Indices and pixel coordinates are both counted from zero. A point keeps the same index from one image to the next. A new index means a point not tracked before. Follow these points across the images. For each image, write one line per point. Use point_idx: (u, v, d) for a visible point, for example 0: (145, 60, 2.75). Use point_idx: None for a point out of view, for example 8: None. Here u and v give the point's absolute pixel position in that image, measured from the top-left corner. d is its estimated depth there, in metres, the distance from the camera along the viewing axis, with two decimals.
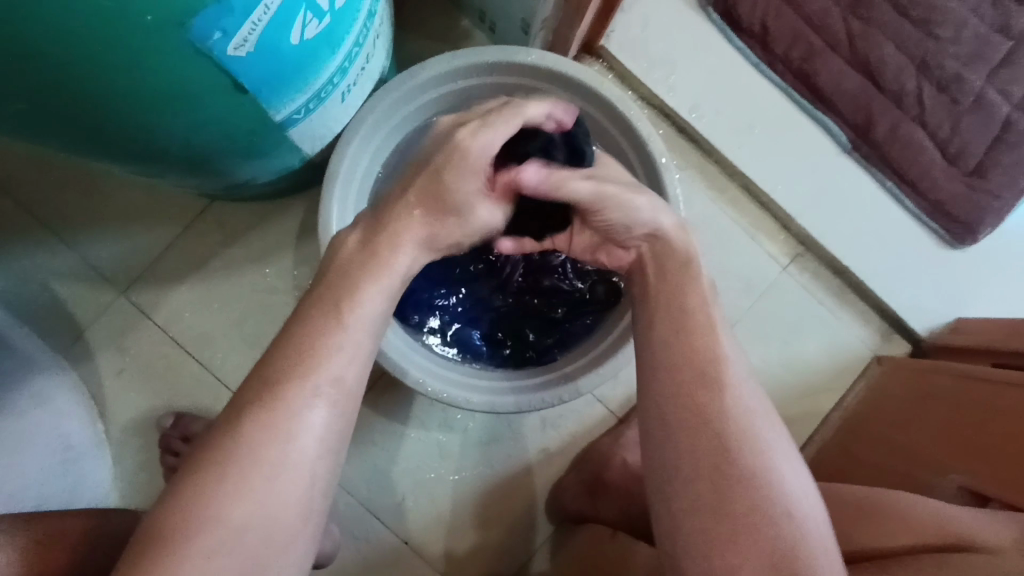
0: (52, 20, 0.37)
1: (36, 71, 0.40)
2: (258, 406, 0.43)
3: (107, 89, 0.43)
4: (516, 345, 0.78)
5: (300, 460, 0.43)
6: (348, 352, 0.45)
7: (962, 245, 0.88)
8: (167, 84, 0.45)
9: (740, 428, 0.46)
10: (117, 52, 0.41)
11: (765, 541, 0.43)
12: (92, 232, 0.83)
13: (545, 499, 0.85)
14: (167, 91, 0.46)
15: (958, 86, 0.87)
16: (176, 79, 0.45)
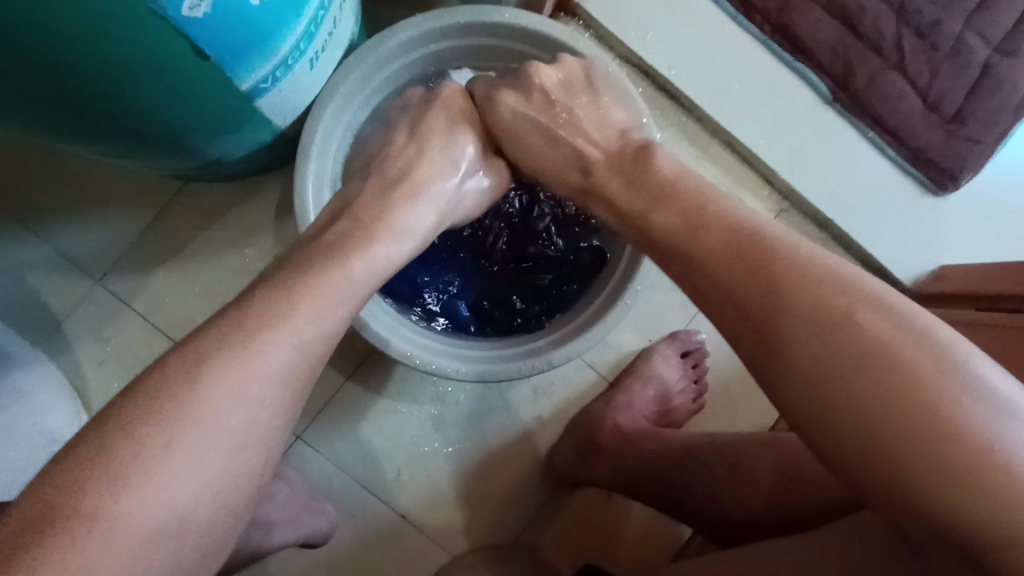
0: None
1: None
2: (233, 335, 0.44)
3: (57, 55, 0.41)
4: (504, 313, 0.78)
5: (263, 386, 0.44)
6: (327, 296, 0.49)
7: (944, 192, 0.88)
8: (121, 50, 0.43)
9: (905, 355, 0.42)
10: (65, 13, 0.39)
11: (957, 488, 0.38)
12: (63, 221, 0.81)
13: (540, 466, 0.86)
14: (122, 55, 0.43)
15: (937, 32, 0.86)
16: (131, 40, 0.43)
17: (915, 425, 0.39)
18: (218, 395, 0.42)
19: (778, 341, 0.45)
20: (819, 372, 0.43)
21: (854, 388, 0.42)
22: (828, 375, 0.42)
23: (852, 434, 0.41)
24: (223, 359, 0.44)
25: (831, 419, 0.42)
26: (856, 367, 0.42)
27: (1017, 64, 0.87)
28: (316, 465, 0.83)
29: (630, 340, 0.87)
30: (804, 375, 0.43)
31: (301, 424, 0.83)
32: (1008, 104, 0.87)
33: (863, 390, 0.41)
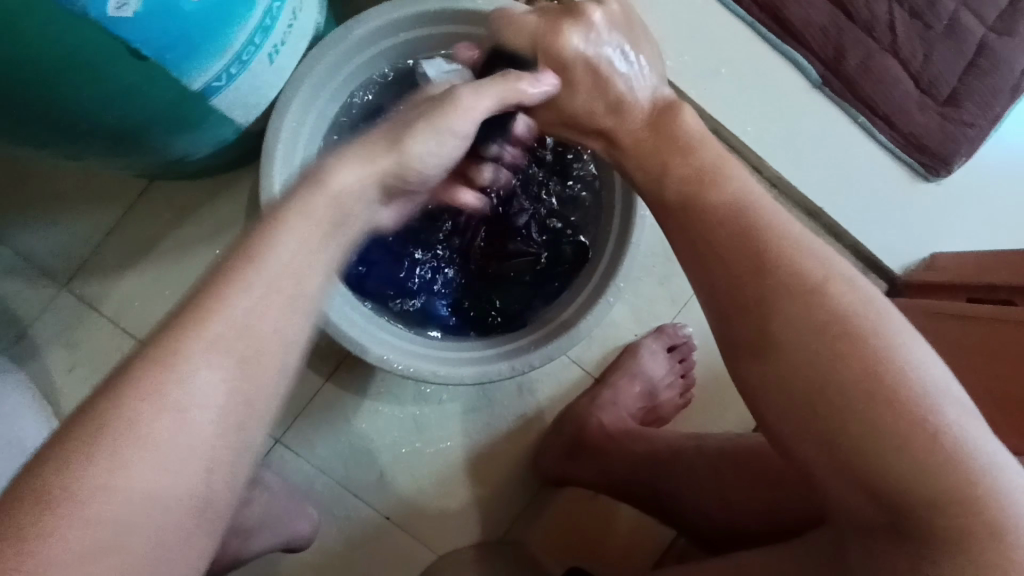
0: None
1: None
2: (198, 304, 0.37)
3: None
4: (484, 312, 0.75)
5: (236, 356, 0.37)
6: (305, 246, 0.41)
7: (936, 177, 0.86)
8: (52, 54, 0.42)
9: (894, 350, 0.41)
10: None
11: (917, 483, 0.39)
12: (26, 223, 0.78)
13: (526, 464, 0.84)
14: (53, 59, 0.42)
15: (931, 11, 0.82)
16: (59, 44, 0.42)
17: (880, 420, 0.40)
18: (145, 437, 0.34)
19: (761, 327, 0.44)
20: (790, 355, 0.42)
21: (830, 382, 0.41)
22: (800, 365, 0.42)
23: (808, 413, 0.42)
24: (139, 377, 0.35)
25: (790, 396, 0.42)
26: (830, 361, 0.41)
27: (1013, 43, 0.84)
28: (297, 469, 0.81)
29: (616, 335, 0.85)
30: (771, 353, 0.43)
31: (280, 428, 0.81)
32: (1004, 86, 0.84)
33: (834, 378, 0.41)
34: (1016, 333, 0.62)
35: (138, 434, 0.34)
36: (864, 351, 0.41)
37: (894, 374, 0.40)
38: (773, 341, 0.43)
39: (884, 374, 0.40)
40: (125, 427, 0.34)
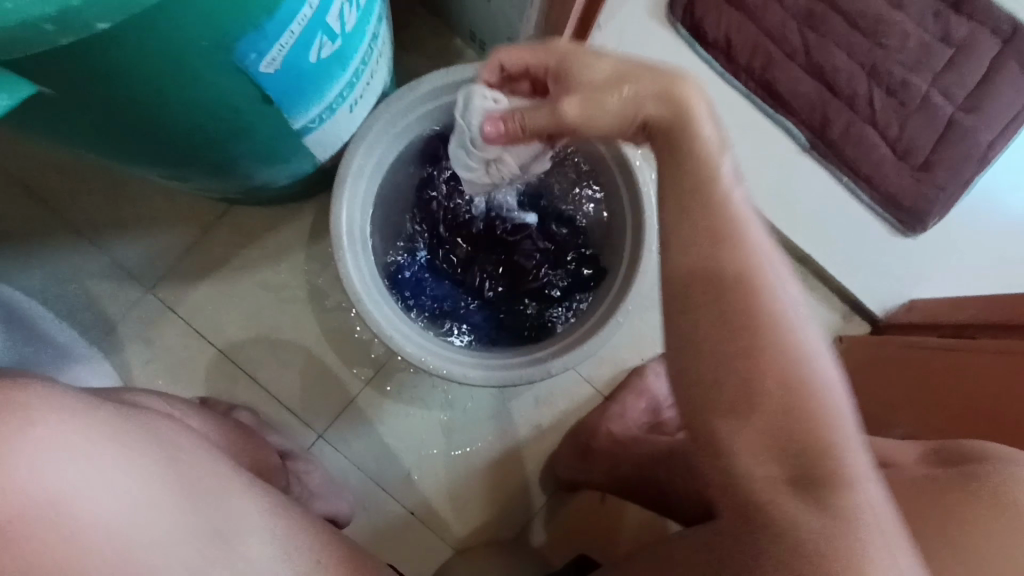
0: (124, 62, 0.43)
1: (98, 96, 0.46)
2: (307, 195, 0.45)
3: (153, 101, 0.48)
4: (510, 330, 0.87)
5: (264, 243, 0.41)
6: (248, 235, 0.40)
7: (913, 232, 0.97)
8: (199, 104, 0.51)
9: (762, 342, 0.45)
10: (165, 79, 0.46)
11: (822, 448, 0.44)
12: (122, 235, 0.92)
13: (541, 470, 0.93)
14: (204, 106, 0.52)
15: (904, 91, 0.98)
16: (217, 96, 0.51)
17: (807, 416, 0.44)
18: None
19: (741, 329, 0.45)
20: (763, 351, 0.45)
21: (770, 380, 0.44)
22: (794, 395, 0.44)
23: (762, 410, 0.44)
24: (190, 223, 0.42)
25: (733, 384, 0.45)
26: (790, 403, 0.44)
27: (979, 120, 0.98)
28: (336, 461, 0.91)
29: (624, 358, 0.95)
30: (746, 338, 0.45)
31: (323, 423, 0.91)
32: (972, 156, 0.97)
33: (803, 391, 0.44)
34: (983, 358, 0.71)
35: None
36: (781, 375, 0.44)
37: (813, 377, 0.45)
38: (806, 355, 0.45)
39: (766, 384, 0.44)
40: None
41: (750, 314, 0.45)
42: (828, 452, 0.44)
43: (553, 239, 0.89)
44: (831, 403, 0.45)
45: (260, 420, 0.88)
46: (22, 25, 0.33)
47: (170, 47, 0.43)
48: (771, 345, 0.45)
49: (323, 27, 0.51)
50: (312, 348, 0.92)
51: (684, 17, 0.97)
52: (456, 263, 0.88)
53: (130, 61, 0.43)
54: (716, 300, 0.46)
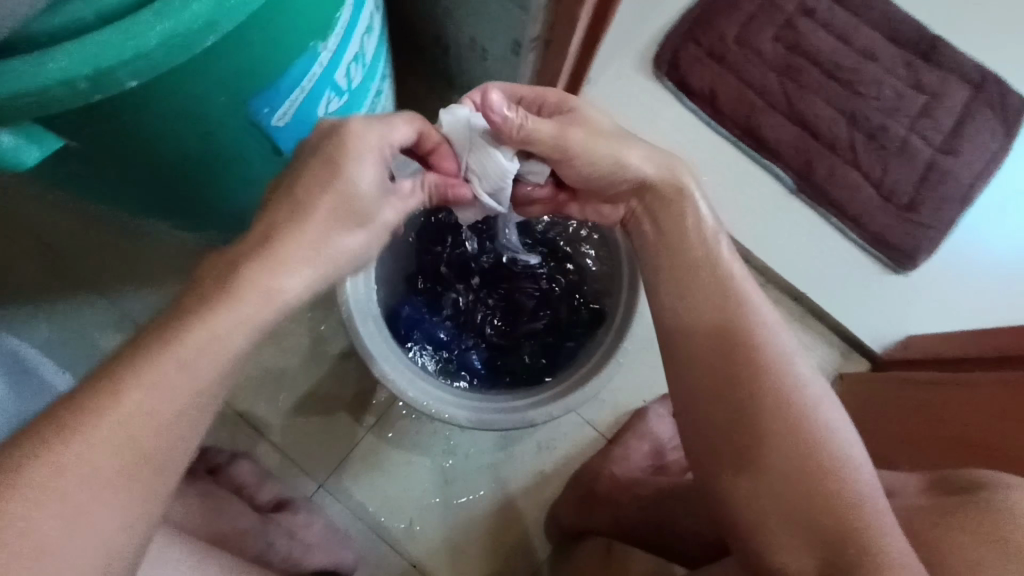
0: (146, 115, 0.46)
1: (120, 149, 0.48)
2: (275, 236, 0.47)
3: (170, 154, 0.51)
4: (511, 372, 0.87)
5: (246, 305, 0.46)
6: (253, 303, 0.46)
7: (903, 269, 0.99)
8: (214, 156, 0.54)
9: (768, 422, 0.49)
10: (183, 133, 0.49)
11: (846, 521, 0.46)
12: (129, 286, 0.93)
13: (545, 517, 0.92)
14: (217, 159, 0.55)
15: (883, 135, 1.02)
16: (230, 149, 0.54)
17: (826, 490, 0.47)
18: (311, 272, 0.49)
19: (751, 415, 0.49)
20: (766, 432, 0.49)
21: (781, 461, 0.48)
22: (804, 470, 0.47)
23: (782, 493, 0.47)
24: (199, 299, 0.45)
25: (745, 468, 0.49)
26: (801, 478, 0.47)
27: (958, 161, 1.02)
28: (337, 511, 0.90)
29: (626, 400, 0.95)
30: (756, 421, 0.49)
31: (323, 472, 0.91)
32: (953, 196, 1.01)
33: (815, 466, 0.47)
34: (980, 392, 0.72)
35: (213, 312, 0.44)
36: (797, 455, 0.48)
37: (825, 450, 0.48)
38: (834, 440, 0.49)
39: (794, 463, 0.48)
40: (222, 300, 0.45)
41: (757, 400, 0.50)
42: (849, 528, 0.46)
43: (550, 282, 0.90)
44: (848, 472, 0.47)
45: (261, 470, 0.88)
46: (59, 83, 0.36)
47: (189, 103, 0.46)
48: (777, 426, 0.49)
49: (331, 83, 0.55)
50: (314, 395, 0.92)
51: (670, 71, 1.02)
52: (455, 302, 0.90)
53: (152, 118, 0.46)
54: (721, 376, 0.51)
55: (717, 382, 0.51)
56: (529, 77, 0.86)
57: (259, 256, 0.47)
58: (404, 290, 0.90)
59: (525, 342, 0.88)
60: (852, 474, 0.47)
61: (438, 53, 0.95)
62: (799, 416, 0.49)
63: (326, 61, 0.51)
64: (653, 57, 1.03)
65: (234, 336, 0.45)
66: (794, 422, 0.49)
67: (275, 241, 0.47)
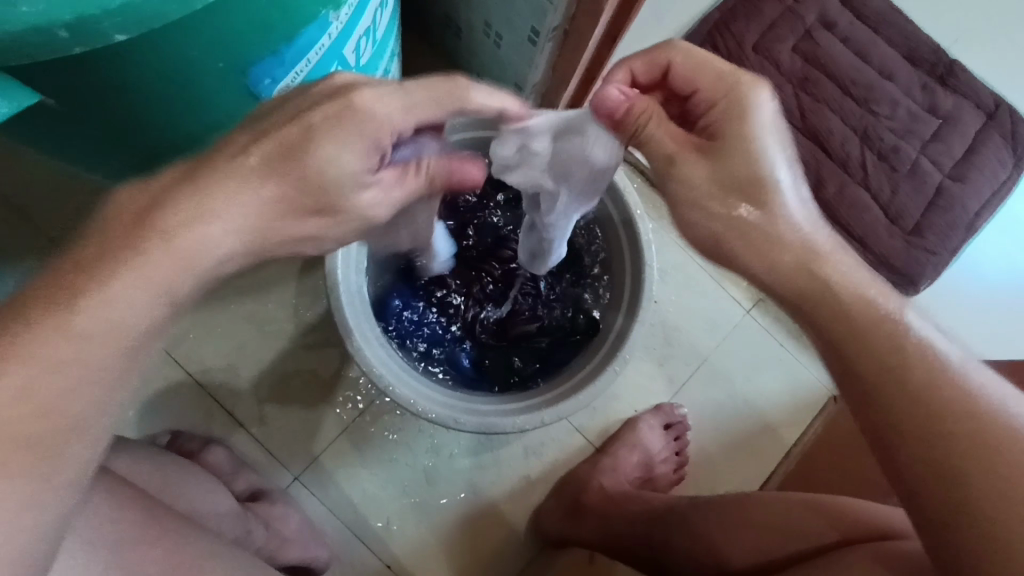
0: (127, 80, 0.42)
1: (103, 111, 0.44)
2: (93, 269, 0.38)
3: (154, 119, 0.47)
4: (504, 374, 0.84)
5: (52, 358, 0.36)
6: (78, 336, 0.37)
7: (905, 295, 0.98)
8: (206, 125, 0.50)
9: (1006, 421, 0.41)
10: (172, 97, 0.45)
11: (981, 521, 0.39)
12: None
13: (525, 526, 0.89)
14: (209, 130, 0.51)
15: (895, 156, 1.00)
16: (221, 120, 0.50)
17: None
18: (204, 257, 0.41)
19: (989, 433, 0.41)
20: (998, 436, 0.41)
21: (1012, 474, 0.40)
22: None
23: (915, 461, 0.42)
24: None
25: (951, 477, 0.41)
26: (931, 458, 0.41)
27: (966, 188, 1.01)
28: (313, 506, 0.86)
29: (617, 409, 0.93)
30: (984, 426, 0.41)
31: (300, 465, 0.87)
32: (960, 224, 1.00)
33: (936, 448, 0.41)
34: None
35: (118, 267, 0.39)
36: None
37: None
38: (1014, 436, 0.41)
39: (911, 389, 0.43)
40: (128, 260, 0.39)
41: (937, 385, 0.43)
42: (964, 520, 0.40)
43: (549, 283, 0.87)
44: None
45: (235, 458, 0.84)
46: (32, 31, 0.31)
47: (184, 65, 0.42)
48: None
49: (338, 58, 0.50)
50: (294, 383, 0.88)
51: None
52: (447, 293, 0.86)
53: (136, 77, 0.42)
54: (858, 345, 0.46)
55: (863, 346, 0.45)
56: (545, 69, 0.82)
57: (75, 283, 0.38)
58: (394, 277, 0.86)
59: (521, 342, 0.85)
60: None
61: (448, 37, 0.91)
62: (924, 398, 0.42)
63: (335, 33, 0.47)
64: None
65: (133, 299, 0.39)
66: (919, 387, 0.43)
67: (110, 253, 0.39)
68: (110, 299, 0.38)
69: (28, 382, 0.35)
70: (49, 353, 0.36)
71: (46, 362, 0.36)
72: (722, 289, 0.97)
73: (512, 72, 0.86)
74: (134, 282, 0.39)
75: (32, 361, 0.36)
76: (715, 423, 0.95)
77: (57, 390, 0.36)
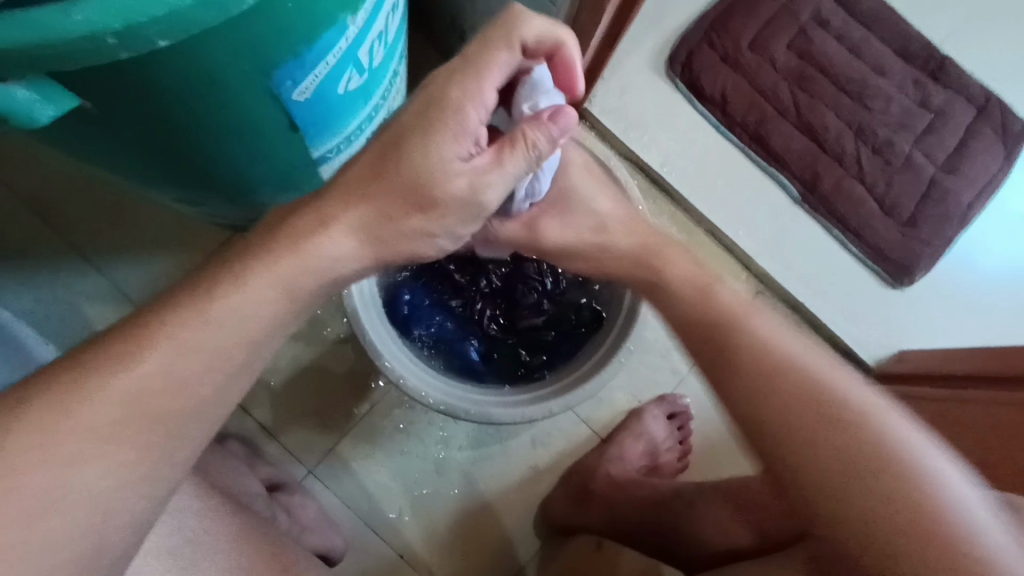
0: (161, 86, 0.44)
1: (136, 114, 0.46)
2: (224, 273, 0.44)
3: (182, 121, 0.49)
4: (511, 366, 0.87)
5: (191, 350, 0.41)
6: (212, 330, 0.42)
7: (900, 284, 1.00)
8: (230, 126, 0.52)
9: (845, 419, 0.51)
10: (200, 101, 0.47)
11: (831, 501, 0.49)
12: (121, 258, 0.90)
13: (533, 515, 0.91)
14: (233, 131, 0.53)
15: (889, 150, 1.03)
16: (243, 120, 0.52)
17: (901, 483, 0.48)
18: (334, 269, 0.47)
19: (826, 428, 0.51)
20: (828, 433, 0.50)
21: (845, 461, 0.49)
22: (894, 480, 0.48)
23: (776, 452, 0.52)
24: (131, 334, 0.40)
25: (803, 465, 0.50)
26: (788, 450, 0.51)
27: (958, 180, 1.03)
28: (327, 498, 0.88)
29: (621, 400, 0.95)
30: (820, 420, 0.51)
31: (314, 459, 0.89)
32: (953, 215, 1.02)
33: (789, 440, 0.51)
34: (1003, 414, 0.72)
35: (252, 272, 0.44)
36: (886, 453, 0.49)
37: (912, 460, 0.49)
38: (883, 427, 0.50)
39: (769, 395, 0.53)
40: (264, 263, 0.44)
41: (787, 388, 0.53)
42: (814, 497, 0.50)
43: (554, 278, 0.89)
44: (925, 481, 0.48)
45: (251, 453, 0.86)
46: (86, 38, 0.34)
47: (213, 70, 0.44)
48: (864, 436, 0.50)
49: (354, 60, 0.52)
50: (306, 379, 0.90)
51: (684, 72, 1.02)
52: (455, 289, 0.88)
53: (168, 83, 0.44)
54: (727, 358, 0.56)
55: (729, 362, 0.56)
56: None
57: (215, 283, 0.43)
58: (403, 273, 0.88)
59: (527, 335, 0.87)
60: (918, 478, 0.48)
61: (452, 39, 0.93)
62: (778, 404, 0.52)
63: (352, 36, 0.49)
64: (667, 57, 1.03)
65: (260, 297, 0.44)
66: (776, 393, 0.53)
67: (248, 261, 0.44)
68: (239, 296, 0.43)
69: (169, 361, 0.40)
70: (188, 337, 0.41)
71: (184, 341, 0.41)
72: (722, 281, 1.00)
73: None
74: (260, 287, 0.44)
75: (177, 340, 0.41)
76: (718, 412, 0.97)
77: (194, 380, 0.41)
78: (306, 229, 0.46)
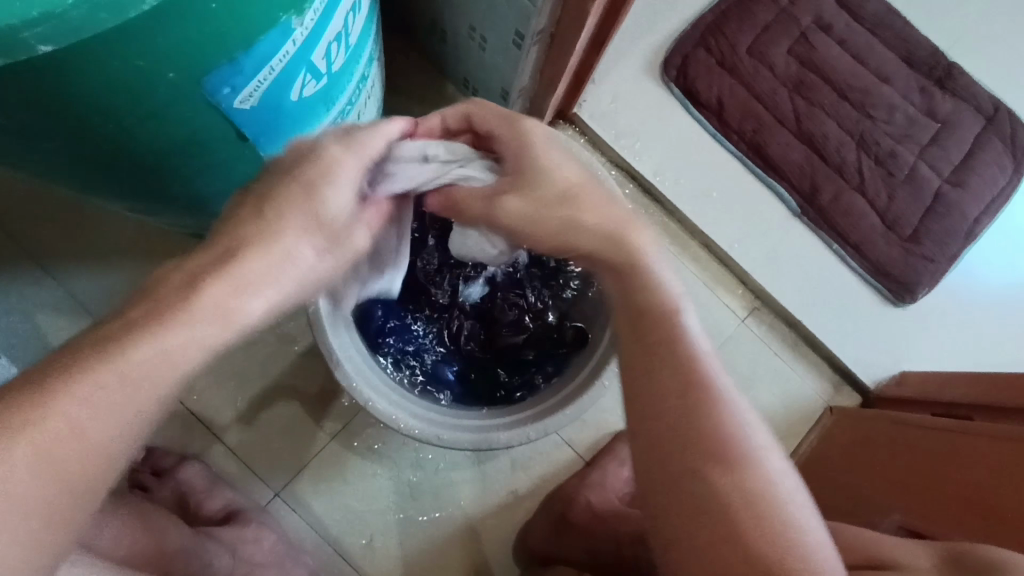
0: (76, 93, 0.39)
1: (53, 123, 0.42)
2: (179, 288, 0.38)
3: (108, 130, 0.44)
4: (489, 386, 0.82)
5: (141, 383, 0.36)
6: (166, 358, 0.37)
7: (902, 302, 0.96)
8: (167, 135, 0.47)
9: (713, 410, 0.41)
10: (125, 108, 0.43)
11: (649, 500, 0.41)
12: (81, 266, 0.85)
13: (510, 543, 0.87)
14: (173, 141, 0.48)
15: (892, 161, 0.98)
16: (180, 130, 0.47)
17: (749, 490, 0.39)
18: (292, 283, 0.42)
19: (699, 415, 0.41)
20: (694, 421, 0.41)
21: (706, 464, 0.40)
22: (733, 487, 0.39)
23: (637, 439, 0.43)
24: (75, 365, 0.35)
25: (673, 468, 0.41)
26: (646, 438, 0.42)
27: (964, 194, 0.99)
28: (293, 522, 0.84)
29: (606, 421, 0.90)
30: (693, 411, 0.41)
31: (280, 480, 0.85)
32: (958, 230, 0.97)
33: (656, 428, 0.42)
34: (987, 444, 0.66)
35: (213, 287, 0.39)
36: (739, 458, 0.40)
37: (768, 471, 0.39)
38: (798, 510, 0.39)
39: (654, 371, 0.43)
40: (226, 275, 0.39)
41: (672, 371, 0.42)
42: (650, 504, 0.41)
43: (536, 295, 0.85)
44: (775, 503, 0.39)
45: (213, 474, 0.82)
46: None
47: (136, 75, 0.40)
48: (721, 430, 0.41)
49: (307, 65, 0.48)
50: (273, 396, 0.86)
51: (678, 77, 0.97)
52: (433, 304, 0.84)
53: (85, 90, 0.40)
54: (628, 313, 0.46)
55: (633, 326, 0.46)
56: (533, 72, 0.80)
57: (167, 297, 0.38)
58: None
59: (506, 354, 0.83)
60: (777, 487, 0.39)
61: (434, 40, 0.88)
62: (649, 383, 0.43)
63: (301, 39, 0.44)
64: (661, 60, 0.98)
65: (223, 319, 0.39)
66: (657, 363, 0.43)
67: (207, 272, 0.39)
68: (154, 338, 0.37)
69: (73, 422, 0.34)
70: (91, 392, 0.35)
71: (134, 371, 0.36)
72: (716, 296, 0.95)
73: (498, 75, 0.83)
74: (220, 305, 0.39)
75: (124, 372, 0.36)
76: None
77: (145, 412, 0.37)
78: (258, 239, 0.40)
